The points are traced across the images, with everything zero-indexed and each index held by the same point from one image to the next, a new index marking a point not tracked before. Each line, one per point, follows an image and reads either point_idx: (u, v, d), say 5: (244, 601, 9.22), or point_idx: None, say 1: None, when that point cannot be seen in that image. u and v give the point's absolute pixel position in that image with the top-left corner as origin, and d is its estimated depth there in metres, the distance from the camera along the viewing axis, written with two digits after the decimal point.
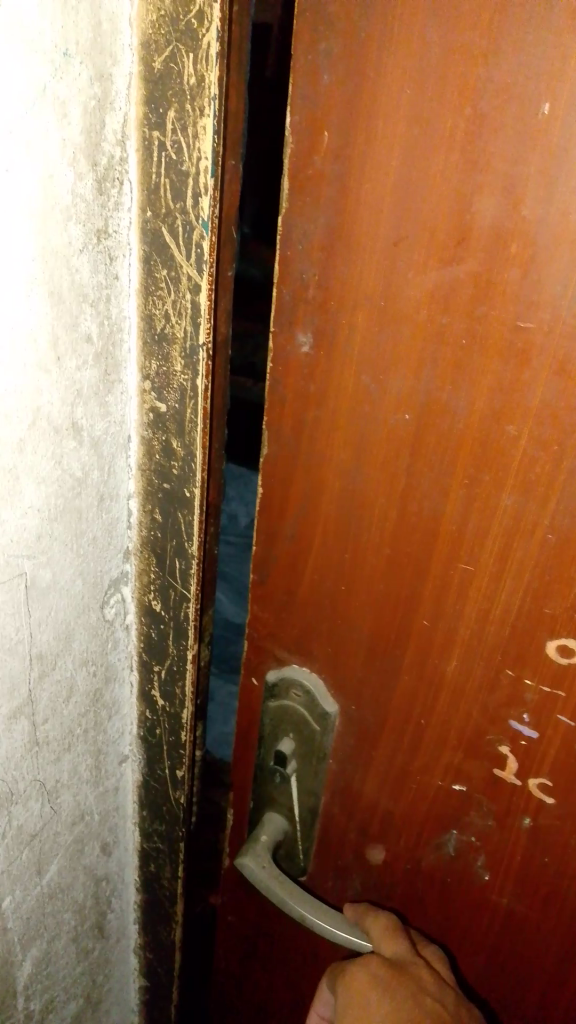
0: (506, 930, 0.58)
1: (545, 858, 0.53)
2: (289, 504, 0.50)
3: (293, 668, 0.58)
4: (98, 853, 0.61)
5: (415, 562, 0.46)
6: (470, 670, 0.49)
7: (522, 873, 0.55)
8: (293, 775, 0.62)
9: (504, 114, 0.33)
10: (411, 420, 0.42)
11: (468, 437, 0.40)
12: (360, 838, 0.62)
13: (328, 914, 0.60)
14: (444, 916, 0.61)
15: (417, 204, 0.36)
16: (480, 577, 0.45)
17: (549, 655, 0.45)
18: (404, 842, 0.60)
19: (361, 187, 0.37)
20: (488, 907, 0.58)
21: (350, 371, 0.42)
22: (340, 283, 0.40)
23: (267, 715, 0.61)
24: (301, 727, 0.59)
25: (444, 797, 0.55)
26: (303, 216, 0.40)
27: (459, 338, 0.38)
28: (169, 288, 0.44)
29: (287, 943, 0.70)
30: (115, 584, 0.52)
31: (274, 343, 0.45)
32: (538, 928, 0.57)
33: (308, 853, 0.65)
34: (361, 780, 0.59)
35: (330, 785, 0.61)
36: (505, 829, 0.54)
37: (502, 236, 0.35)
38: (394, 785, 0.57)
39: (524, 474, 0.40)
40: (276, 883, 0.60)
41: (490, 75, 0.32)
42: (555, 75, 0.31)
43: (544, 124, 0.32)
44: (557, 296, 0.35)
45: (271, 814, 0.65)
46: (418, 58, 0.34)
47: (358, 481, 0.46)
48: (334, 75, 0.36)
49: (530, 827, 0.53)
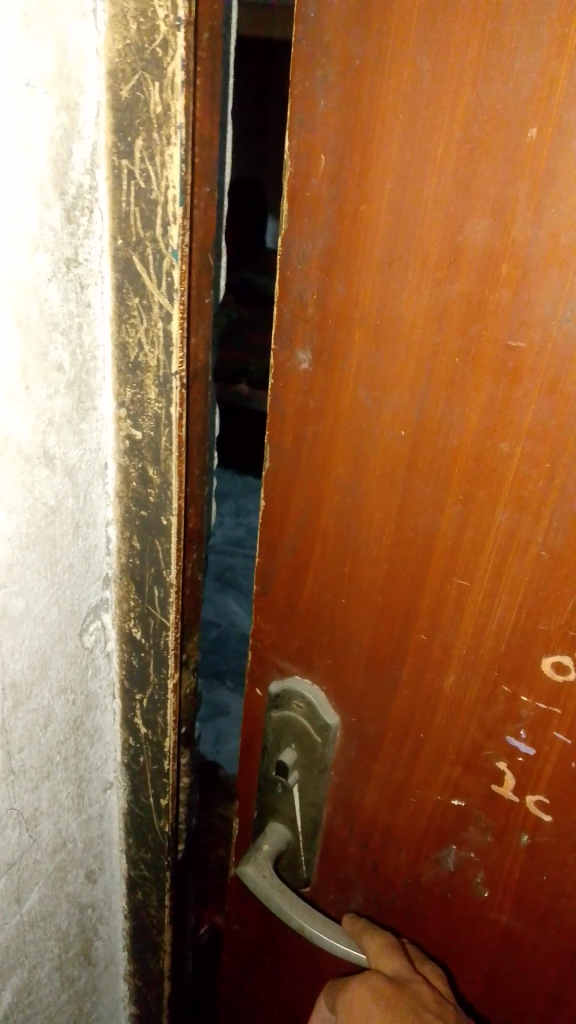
0: (504, 948, 0.58)
1: (542, 875, 0.53)
2: (290, 517, 0.51)
3: (295, 680, 0.58)
4: (82, 880, 0.62)
5: (412, 577, 0.47)
6: (466, 686, 0.49)
7: (520, 891, 0.55)
8: (295, 785, 0.62)
9: (494, 138, 0.33)
10: (407, 436, 0.42)
11: (461, 454, 0.41)
12: (361, 851, 0.62)
13: (326, 926, 0.60)
14: (444, 934, 0.61)
15: (411, 224, 0.37)
16: (476, 592, 0.45)
17: (544, 672, 0.45)
18: (404, 856, 0.60)
19: (357, 208, 0.38)
20: (487, 924, 0.58)
21: (348, 387, 0.43)
22: (338, 301, 0.41)
23: (271, 725, 0.61)
24: (303, 738, 0.60)
25: (442, 811, 0.55)
26: (301, 236, 0.41)
27: (452, 356, 0.38)
28: (141, 317, 0.45)
29: (288, 956, 0.70)
30: (95, 611, 0.53)
31: (275, 360, 0.45)
32: (536, 946, 0.56)
33: (311, 864, 0.65)
34: (361, 793, 0.59)
35: (332, 798, 0.61)
36: (503, 846, 0.54)
37: (494, 257, 0.35)
38: (394, 799, 0.58)
39: (517, 491, 0.40)
40: (275, 893, 0.60)
41: (480, 101, 0.33)
42: (543, 100, 0.32)
43: (533, 147, 0.33)
44: (547, 316, 0.35)
45: (275, 824, 0.65)
46: (410, 83, 0.34)
47: (357, 495, 0.46)
48: (330, 99, 0.37)
49: (527, 844, 0.53)
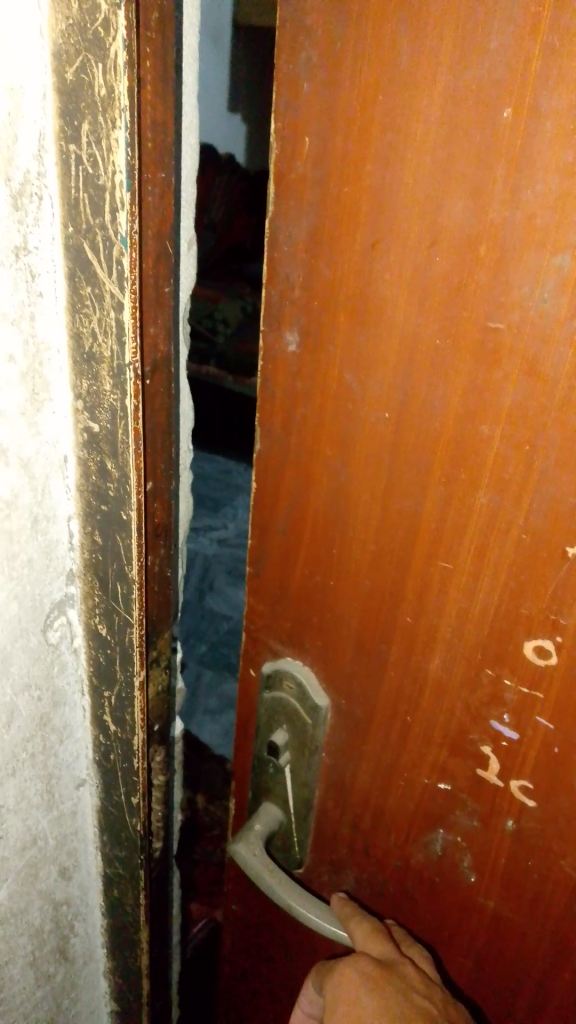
0: (492, 934, 0.58)
1: (528, 861, 0.54)
2: (280, 499, 0.52)
3: (286, 661, 0.59)
4: (56, 878, 0.65)
5: (397, 558, 0.48)
6: (452, 669, 0.50)
7: (507, 877, 0.55)
8: (287, 765, 0.63)
9: (470, 119, 0.34)
10: (391, 417, 0.43)
11: (443, 435, 0.41)
12: (352, 834, 0.63)
13: (317, 907, 0.60)
14: (433, 918, 0.61)
15: (392, 204, 0.37)
16: (459, 574, 0.45)
17: (527, 655, 0.45)
18: (394, 839, 0.60)
19: (340, 190, 0.39)
20: (475, 909, 0.58)
21: (334, 368, 0.44)
22: (323, 282, 0.42)
23: (263, 705, 0.62)
24: (293, 719, 0.60)
25: (431, 795, 0.56)
26: (289, 219, 0.42)
27: (434, 337, 0.39)
28: (94, 306, 0.45)
29: (283, 939, 0.70)
30: (59, 607, 0.55)
31: (265, 341, 0.46)
32: (523, 933, 0.57)
33: (304, 845, 0.66)
34: (351, 775, 0.60)
35: (323, 778, 0.62)
36: (490, 831, 0.54)
37: (472, 238, 0.36)
38: (384, 781, 0.58)
39: (498, 473, 0.41)
40: (266, 872, 0.61)
41: (456, 83, 0.34)
42: (517, 80, 0.32)
43: (508, 127, 0.33)
44: (525, 297, 0.35)
45: (268, 805, 0.66)
46: (389, 66, 0.35)
47: (344, 476, 0.47)
48: (313, 83, 0.38)
49: (513, 829, 0.53)
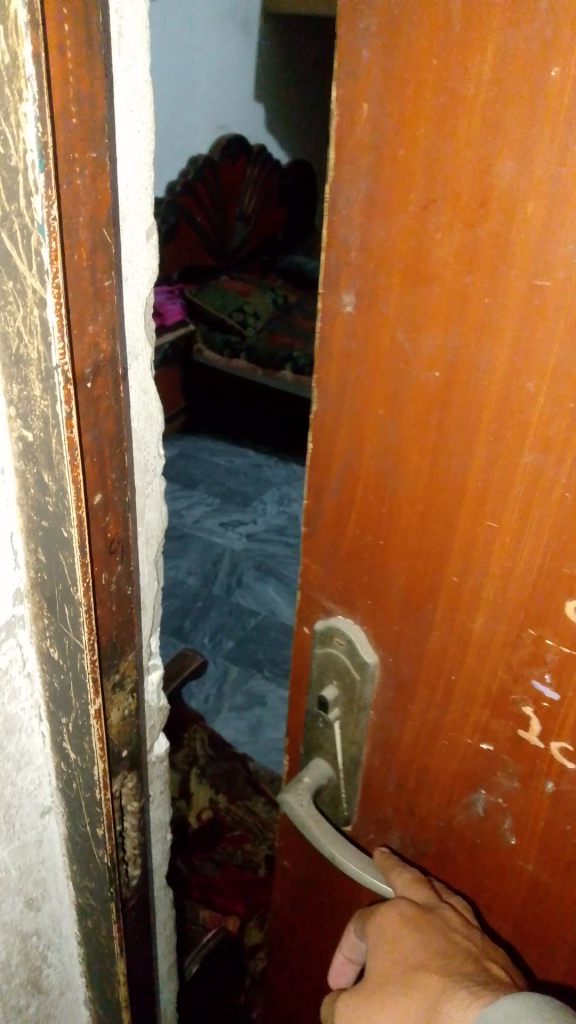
0: (531, 897, 0.60)
1: (567, 825, 0.55)
2: (334, 460, 0.54)
3: (338, 619, 0.60)
4: (22, 908, 0.69)
5: (445, 517, 0.49)
6: (495, 629, 0.51)
7: (546, 839, 0.57)
8: (336, 721, 0.65)
9: (518, 82, 0.35)
10: (440, 376, 0.45)
11: (490, 395, 0.43)
12: (397, 793, 0.64)
13: (361, 859, 0.62)
14: (473, 879, 0.63)
15: (446, 167, 0.39)
16: (504, 535, 0.47)
17: (567, 616, 0.47)
18: (437, 798, 0.62)
19: (396, 153, 0.41)
20: (515, 872, 0.60)
21: (388, 328, 0.46)
22: (378, 243, 0.44)
23: (315, 661, 0.64)
24: (343, 675, 0.62)
25: (473, 755, 0.57)
26: (347, 183, 0.44)
27: (482, 296, 0.41)
28: (17, 302, 0.44)
29: (331, 894, 0.73)
30: (7, 629, 0.57)
31: (323, 302, 0.48)
32: (562, 897, 0.58)
33: (351, 802, 0.68)
34: (397, 734, 0.62)
35: (370, 736, 0.63)
36: (530, 793, 0.56)
37: (520, 195, 0.37)
38: (428, 740, 0.60)
39: (542, 432, 0.42)
40: (312, 823, 0.63)
41: (506, 45, 0.35)
42: (566, 40, 0.33)
43: (555, 88, 0.34)
44: (571, 255, 0.37)
45: (318, 760, 0.68)
46: (444, 32, 0.37)
47: (395, 435, 0.49)
48: (373, 50, 0.40)
49: (552, 792, 0.54)
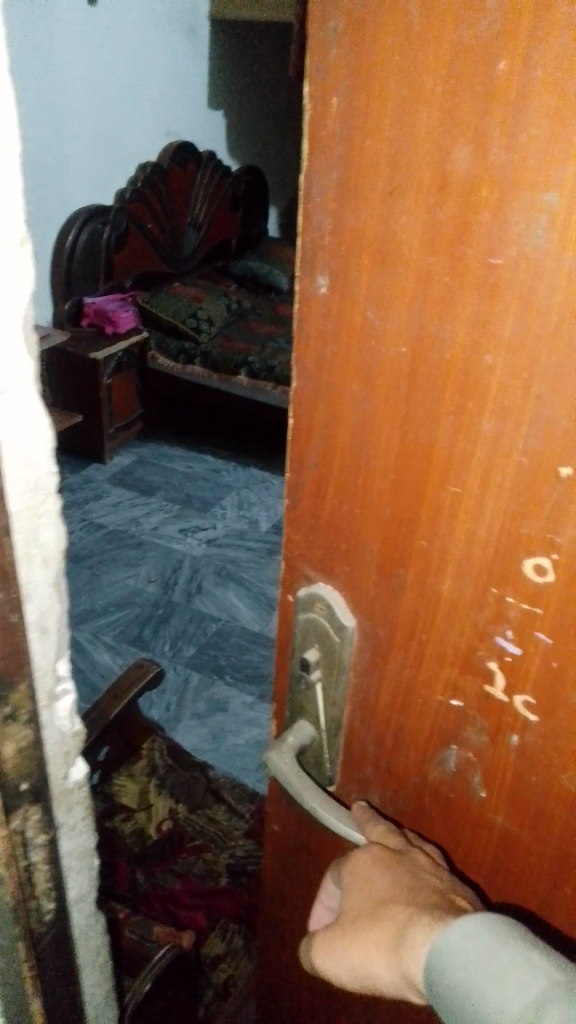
0: (501, 850, 0.63)
1: (532, 776, 0.58)
2: (313, 434, 0.58)
3: (319, 585, 0.64)
4: None
5: (415, 483, 0.53)
6: (460, 590, 0.55)
7: (513, 791, 0.60)
8: (318, 684, 0.68)
9: (470, 76, 0.39)
10: (407, 351, 0.49)
11: (452, 367, 0.47)
12: (377, 752, 0.68)
13: (338, 811, 0.65)
14: (449, 834, 0.66)
15: (408, 156, 0.43)
16: (467, 498, 0.51)
17: (525, 575, 0.50)
18: (413, 756, 0.65)
19: (362, 143, 0.45)
20: (486, 825, 0.63)
21: (360, 308, 0.50)
22: (350, 226, 0.47)
23: (298, 626, 0.68)
24: (324, 638, 0.66)
25: (445, 713, 0.61)
26: (320, 173, 0.47)
27: (443, 273, 0.44)
28: None
29: (316, 854, 0.76)
30: None
31: (300, 284, 0.52)
32: (530, 849, 0.61)
33: (334, 763, 0.72)
34: (374, 695, 0.65)
35: (350, 696, 0.67)
36: (496, 747, 0.59)
37: (475, 179, 0.41)
38: (403, 699, 0.63)
39: (499, 401, 0.46)
40: (295, 780, 0.67)
41: (459, 41, 0.39)
42: (511, 36, 0.37)
43: (503, 80, 0.38)
44: (519, 234, 0.40)
45: (301, 723, 0.71)
46: (404, 33, 0.41)
47: (367, 408, 0.53)
48: (341, 49, 0.44)
49: (517, 745, 0.58)
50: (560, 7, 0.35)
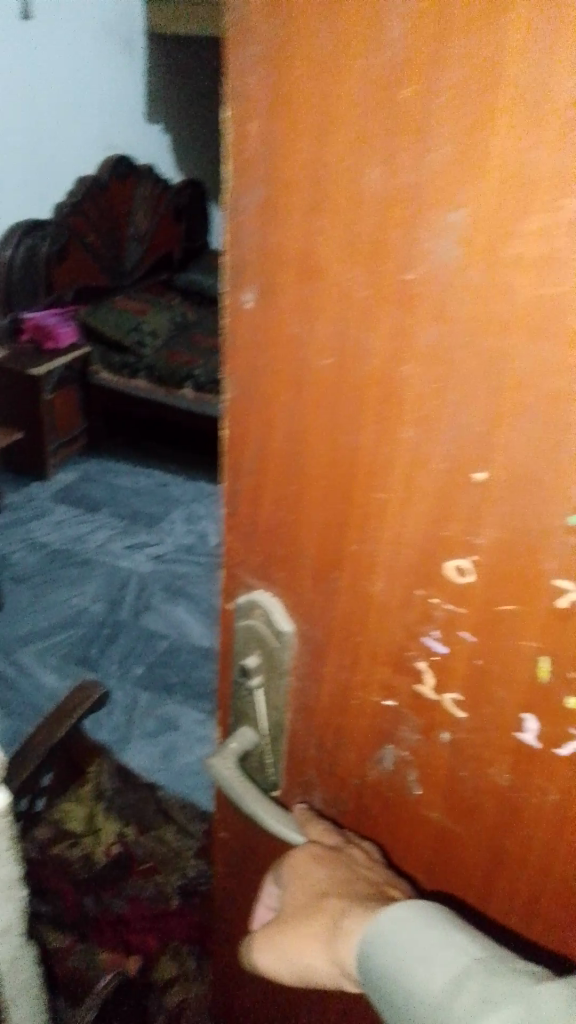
0: (438, 846, 0.65)
1: (464, 773, 0.60)
2: (248, 444, 0.60)
3: (258, 591, 0.66)
4: None
5: (344, 489, 0.55)
6: (390, 592, 0.57)
7: (447, 788, 0.62)
8: (259, 688, 0.70)
9: (376, 102, 0.42)
10: (332, 363, 0.51)
11: (374, 377, 0.49)
12: (318, 754, 0.70)
13: (281, 815, 0.67)
14: (389, 832, 0.68)
15: (324, 176, 0.45)
16: (392, 503, 0.53)
17: (449, 576, 0.52)
18: (352, 756, 0.67)
19: (283, 164, 0.47)
20: (423, 822, 0.65)
21: (285, 322, 0.52)
22: (274, 243, 0.49)
23: (239, 633, 0.70)
24: (264, 643, 0.68)
25: (380, 713, 0.63)
26: (244, 193, 0.50)
27: (364, 286, 0.46)
28: None
29: (262, 858, 0.78)
30: None
31: (231, 300, 0.54)
32: (464, 844, 0.63)
33: (278, 765, 0.73)
34: (312, 696, 0.67)
35: (290, 698, 0.69)
36: (429, 745, 0.61)
37: (385, 198, 0.43)
38: (341, 701, 0.65)
39: (418, 408, 0.48)
40: (239, 786, 0.68)
41: (365, 68, 0.41)
42: (411, 65, 0.40)
43: (406, 105, 0.41)
44: (428, 251, 0.43)
45: (244, 727, 0.73)
46: (314, 61, 0.43)
47: (297, 418, 0.55)
48: (259, 76, 0.46)
49: (448, 742, 0.60)
50: (453, 43, 0.38)
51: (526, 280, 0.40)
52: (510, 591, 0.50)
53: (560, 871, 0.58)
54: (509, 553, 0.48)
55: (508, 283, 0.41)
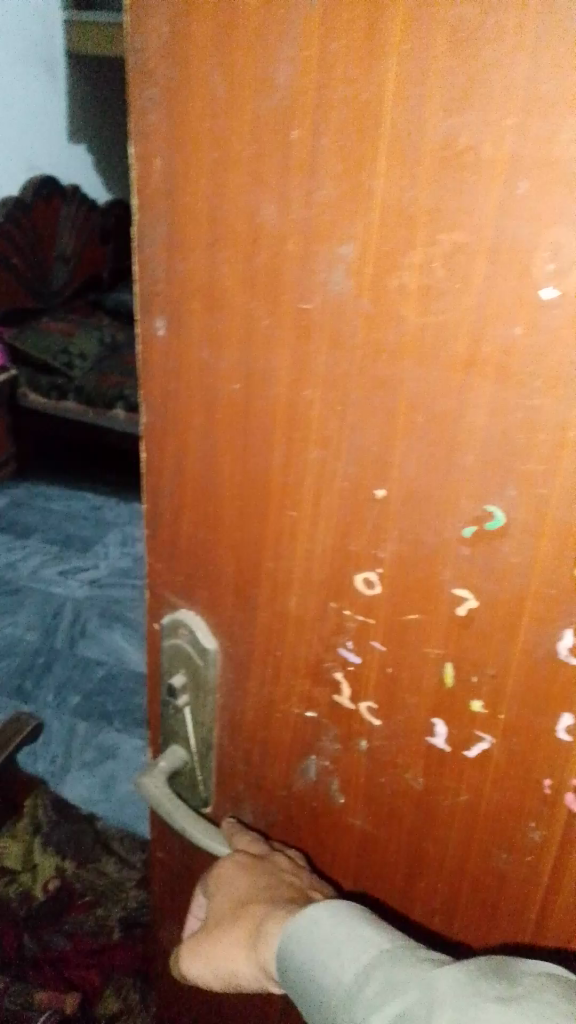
0: (362, 852, 0.67)
1: (382, 779, 0.62)
2: (165, 467, 0.61)
3: (182, 610, 0.67)
4: None
5: (258, 508, 0.57)
6: (305, 605, 0.59)
7: (367, 795, 0.64)
8: (187, 707, 0.71)
9: (268, 142, 0.44)
10: (240, 387, 0.53)
11: (280, 401, 0.51)
12: (246, 768, 0.71)
13: (208, 829, 0.68)
14: (316, 841, 0.70)
15: (225, 210, 0.48)
16: (302, 520, 0.55)
17: (359, 588, 0.55)
18: (277, 768, 0.69)
19: (185, 199, 0.49)
20: (347, 829, 0.67)
21: (194, 348, 0.54)
22: (182, 273, 0.51)
23: (165, 654, 0.70)
24: (189, 663, 0.69)
25: (302, 724, 0.65)
26: (150, 225, 0.52)
27: (268, 313, 0.49)
28: None
29: (195, 876, 0.79)
30: None
31: (142, 328, 0.56)
32: (385, 849, 0.65)
33: (209, 783, 0.74)
34: (236, 712, 0.69)
35: (216, 715, 0.70)
36: (349, 754, 0.63)
37: (282, 232, 0.46)
38: (264, 714, 0.67)
39: (321, 429, 0.50)
40: (167, 802, 0.69)
41: (259, 110, 0.44)
42: (299, 110, 0.43)
43: (296, 146, 0.43)
44: (324, 282, 0.46)
45: (174, 747, 0.74)
46: (208, 104, 0.46)
47: (211, 440, 0.57)
48: (159, 115, 0.48)
49: (366, 750, 0.62)
50: (337, 89, 0.41)
51: (412, 309, 0.43)
52: (415, 600, 0.52)
53: (475, 869, 0.60)
54: (411, 563, 0.51)
55: (396, 310, 0.44)
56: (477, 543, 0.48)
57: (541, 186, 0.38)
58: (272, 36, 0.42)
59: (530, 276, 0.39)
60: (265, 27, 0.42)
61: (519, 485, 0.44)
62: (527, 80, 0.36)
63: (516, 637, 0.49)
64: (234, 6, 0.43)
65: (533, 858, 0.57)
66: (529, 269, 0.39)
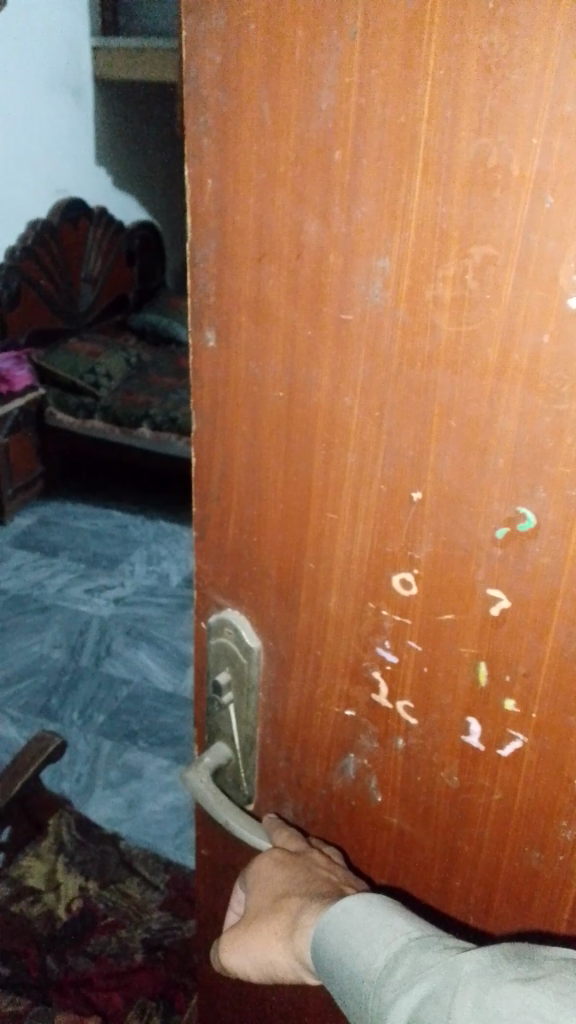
0: (398, 849, 0.68)
1: (418, 777, 0.64)
2: (212, 472, 0.64)
3: (227, 610, 0.69)
4: None
5: (300, 511, 0.59)
6: (344, 605, 0.61)
7: (404, 793, 0.65)
8: (231, 705, 0.73)
9: (312, 163, 0.47)
10: (283, 395, 0.55)
11: (320, 407, 0.54)
12: (287, 766, 0.73)
13: (248, 823, 0.70)
14: (353, 838, 0.72)
15: (271, 227, 0.50)
16: (341, 523, 0.57)
17: (396, 589, 0.57)
18: (317, 767, 0.71)
19: (234, 217, 0.52)
20: (385, 826, 0.68)
21: (241, 358, 0.56)
22: (229, 287, 0.54)
23: (211, 652, 0.73)
24: (234, 661, 0.71)
25: (340, 723, 0.67)
26: (201, 242, 0.55)
27: (311, 324, 0.51)
28: None
29: (236, 871, 0.81)
30: None
31: (192, 338, 0.59)
32: (421, 846, 0.67)
33: (251, 780, 0.76)
34: (277, 711, 0.71)
35: (259, 713, 0.72)
36: (386, 752, 0.65)
37: (325, 248, 0.48)
38: (304, 713, 0.69)
39: (361, 434, 0.53)
40: (210, 795, 0.71)
41: (304, 134, 0.47)
42: (342, 133, 0.45)
43: (338, 167, 0.46)
44: (363, 295, 0.48)
45: (218, 743, 0.76)
46: (255, 128, 0.49)
47: (255, 445, 0.59)
48: (211, 139, 0.51)
49: (403, 748, 0.64)
50: (377, 112, 0.44)
51: (446, 319, 0.46)
52: (450, 600, 0.54)
53: (509, 866, 0.62)
54: (445, 564, 0.53)
55: (431, 321, 0.46)
56: (509, 544, 0.50)
57: (564, 203, 0.40)
58: (315, 65, 0.45)
59: (556, 288, 0.42)
60: (308, 57, 0.45)
61: (549, 487, 0.46)
62: (551, 107, 0.39)
63: (546, 636, 0.51)
64: (281, 40, 0.46)
65: (565, 856, 0.58)
66: (556, 278, 0.41)
